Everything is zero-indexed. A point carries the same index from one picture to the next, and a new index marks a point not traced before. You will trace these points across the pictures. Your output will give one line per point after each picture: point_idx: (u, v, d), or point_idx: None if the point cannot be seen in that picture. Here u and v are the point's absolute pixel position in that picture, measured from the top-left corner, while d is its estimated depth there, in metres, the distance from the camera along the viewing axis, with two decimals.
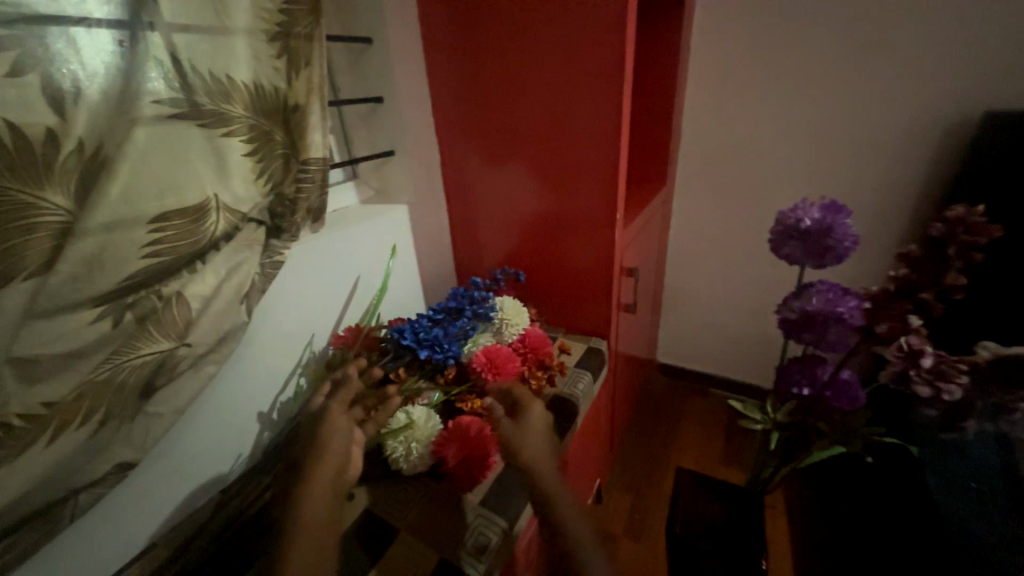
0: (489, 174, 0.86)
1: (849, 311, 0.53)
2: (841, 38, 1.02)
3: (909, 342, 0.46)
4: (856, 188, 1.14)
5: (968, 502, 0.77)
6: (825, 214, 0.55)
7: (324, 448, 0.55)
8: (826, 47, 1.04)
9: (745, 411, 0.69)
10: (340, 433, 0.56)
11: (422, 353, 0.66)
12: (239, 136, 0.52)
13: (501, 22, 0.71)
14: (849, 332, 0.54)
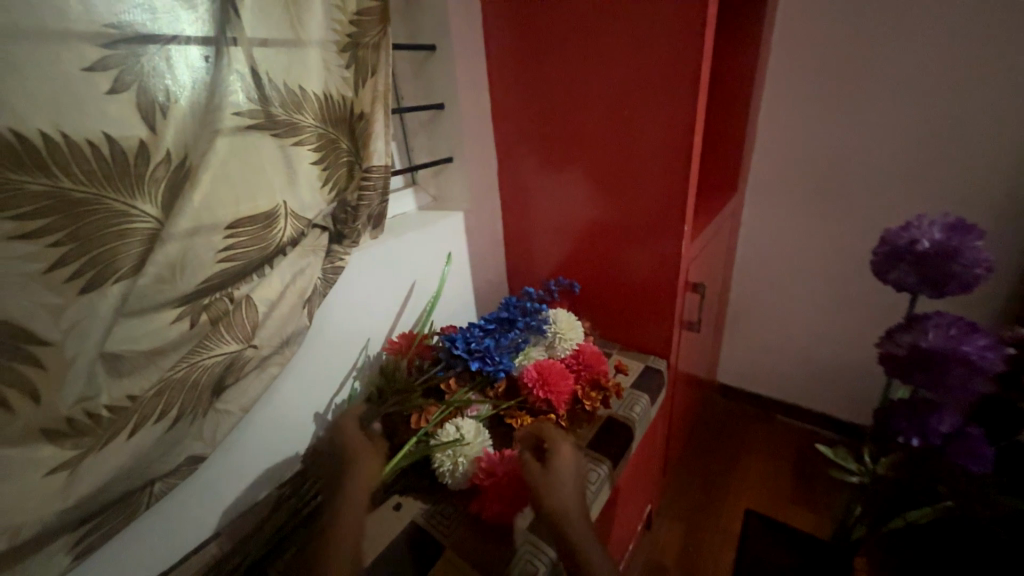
0: (548, 178, 0.83)
1: (977, 351, 0.46)
2: (958, 25, 0.89)
3: None
4: (968, 200, 1.00)
5: None
6: (949, 235, 0.50)
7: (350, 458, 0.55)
8: (939, 38, 0.91)
9: (838, 460, 0.61)
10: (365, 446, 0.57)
11: (473, 365, 0.65)
12: (308, 145, 0.54)
13: (566, 20, 0.68)
14: (975, 374, 0.47)
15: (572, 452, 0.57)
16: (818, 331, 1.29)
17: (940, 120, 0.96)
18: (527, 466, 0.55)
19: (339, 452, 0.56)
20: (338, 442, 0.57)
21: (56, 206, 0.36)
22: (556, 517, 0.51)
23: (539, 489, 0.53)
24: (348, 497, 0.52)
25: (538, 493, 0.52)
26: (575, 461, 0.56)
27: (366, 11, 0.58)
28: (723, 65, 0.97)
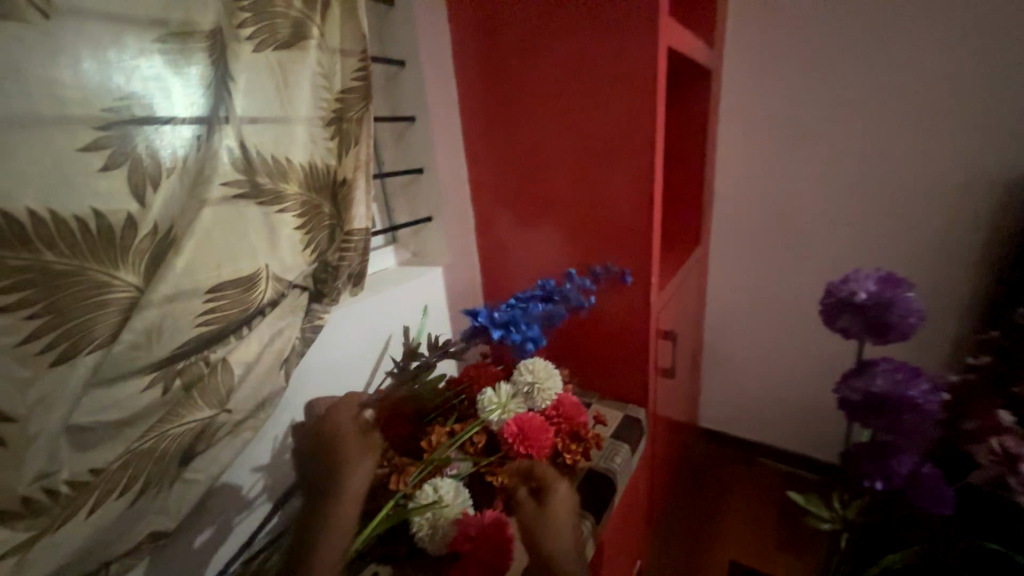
0: (522, 234, 0.87)
1: (922, 397, 0.49)
2: (874, 99, 1.05)
3: (1004, 445, 0.49)
4: (905, 244, 1.12)
5: None
6: (883, 286, 0.51)
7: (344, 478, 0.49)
8: (859, 109, 1.08)
9: (809, 506, 0.60)
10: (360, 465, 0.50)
11: (496, 334, 0.63)
12: (291, 212, 0.56)
13: (533, 94, 0.76)
14: (924, 419, 0.50)
15: (567, 495, 0.55)
16: (787, 371, 1.35)
17: (871, 176, 1.11)
18: (521, 507, 0.54)
19: (328, 442, 0.52)
20: (327, 431, 0.53)
21: (38, 279, 0.37)
22: (553, 563, 0.48)
23: (535, 531, 0.51)
24: (334, 493, 0.48)
25: (533, 535, 0.51)
26: (570, 504, 0.54)
27: (351, 89, 0.63)
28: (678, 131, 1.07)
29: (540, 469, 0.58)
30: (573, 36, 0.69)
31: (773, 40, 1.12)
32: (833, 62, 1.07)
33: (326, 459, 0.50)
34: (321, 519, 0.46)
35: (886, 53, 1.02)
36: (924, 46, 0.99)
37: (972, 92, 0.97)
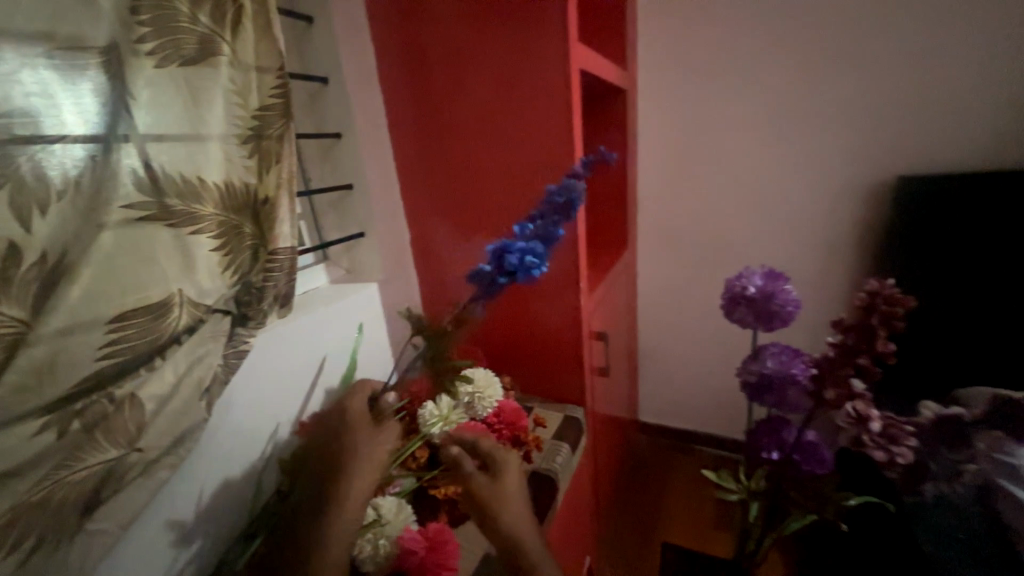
0: (460, 247, 0.89)
1: (802, 374, 0.55)
2: (759, 121, 1.26)
3: (857, 407, 0.44)
4: (790, 244, 1.35)
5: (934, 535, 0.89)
6: (767, 281, 0.57)
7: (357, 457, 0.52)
8: (746, 128, 1.28)
9: (719, 480, 0.65)
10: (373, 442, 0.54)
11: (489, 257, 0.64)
12: (208, 234, 0.53)
13: (460, 111, 0.78)
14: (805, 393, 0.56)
15: (516, 472, 0.58)
16: (711, 361, 1.51)
17: (763, 186, 1.31)
18: (474, 481, 0.56)
19: (344, 430, 0.55)
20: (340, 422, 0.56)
21: None
22: (511, 534, 0.51)
23: (490, 503, 0.53)
24: (346, 476, 0.50)
25: (489, 508, 0.53)
26: (519, 481, 0.57)
27: (270, 107, 0.61)
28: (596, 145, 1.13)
29: (489, 447, 0.61)
30: (494, 58, 0.73)
31: (676, 69, 1.29)
32: (723, 88, 1.26)
33: (336, 446, 0.53)
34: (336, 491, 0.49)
35: (762, 82, 1.23)
36: (789, 78, 1.21)
37: (825, 117, 1.21)
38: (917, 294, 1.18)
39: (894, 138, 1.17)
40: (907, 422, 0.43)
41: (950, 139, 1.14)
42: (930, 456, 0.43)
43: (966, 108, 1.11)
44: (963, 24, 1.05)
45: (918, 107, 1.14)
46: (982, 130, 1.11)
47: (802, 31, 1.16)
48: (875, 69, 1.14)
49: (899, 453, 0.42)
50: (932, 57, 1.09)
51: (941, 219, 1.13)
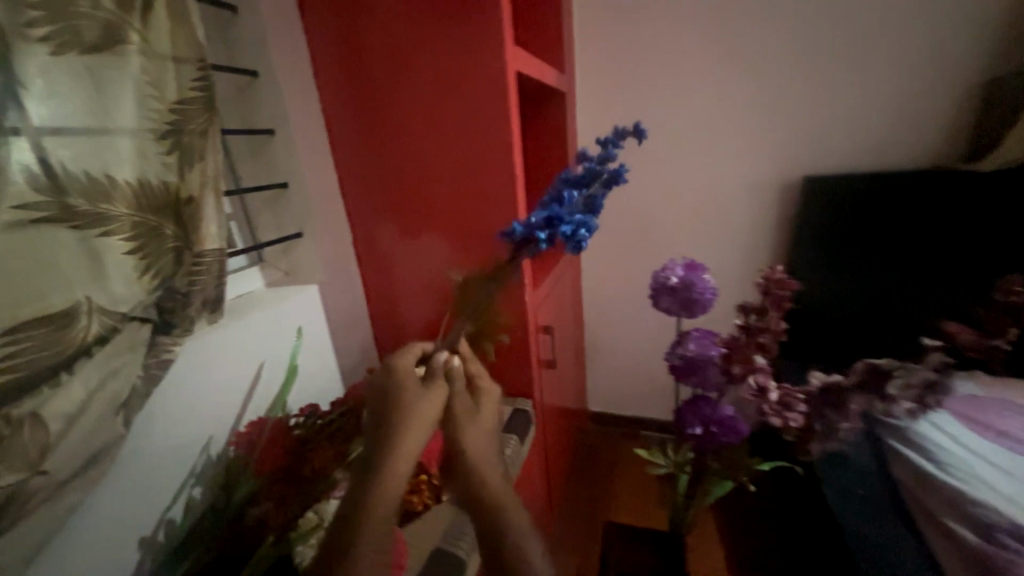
0: (408, 246, 0.88)
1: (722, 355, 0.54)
2: (687, 124, 1.35)
3: (757, 381, 0.49)
4: (721, 239, 1.44)
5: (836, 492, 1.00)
6: (687, 271, 0.59)
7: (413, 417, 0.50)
8: (677, 131, 1.35)
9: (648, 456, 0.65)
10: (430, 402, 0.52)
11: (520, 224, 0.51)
12: (120, 235, 0.48)
13: (403, 106, 0.77)
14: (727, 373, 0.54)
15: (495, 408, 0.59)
16: (654, 351, 1.59)
17: (694, 185, 1.40)
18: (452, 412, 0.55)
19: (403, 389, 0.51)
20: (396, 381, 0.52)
21: None
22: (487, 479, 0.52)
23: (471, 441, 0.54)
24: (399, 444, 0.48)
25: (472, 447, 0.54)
26: (496, 420, 0.58)
27: (190, 100, 0.57)
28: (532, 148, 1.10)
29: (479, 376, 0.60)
30: (436, 59, 0.73)
31: (611, 73, 1.35)
32: (656, 92, 1.33)
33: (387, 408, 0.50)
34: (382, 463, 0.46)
35: (689, 88, 1.31)
36: (713, 84, 1.29)
37: (746, 122, 1.31)
38: (826, 282, 1.32)
39: (804, 140, 1.29)
40: (798, 390, 0.49)
41: (852, 143, 1.26)
42: (818, 416, 0.47)
43: (863, 115, 1.23)
44: (858, 39, 1.17)
45: (823, 112, 1.25)
46: (878, 132, 1.23)
47: (722, 40, 1.24)
48: (785, 77, 1.24)
49: (791, 417, 0.47)
50: (835, 68, 1.21)
51: (843, 214, 1.26)
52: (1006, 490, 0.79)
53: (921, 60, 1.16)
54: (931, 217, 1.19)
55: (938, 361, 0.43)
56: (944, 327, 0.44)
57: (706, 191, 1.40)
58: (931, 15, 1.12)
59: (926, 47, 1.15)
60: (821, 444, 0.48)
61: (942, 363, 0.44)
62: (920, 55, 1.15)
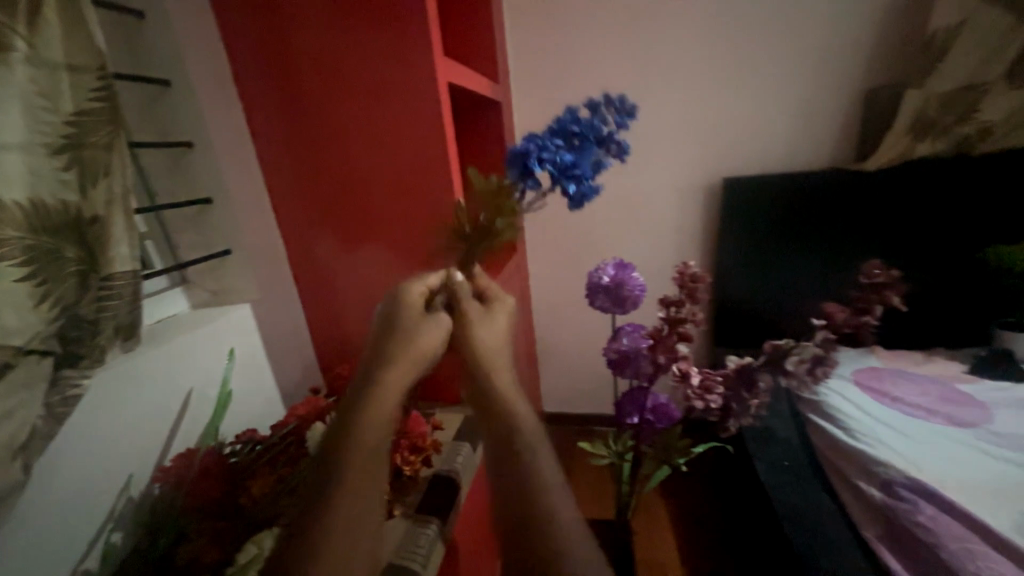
0: (347, 257, 0.84)
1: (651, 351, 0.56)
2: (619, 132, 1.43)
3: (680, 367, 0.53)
4: (657, 239, 1.53)
5: (765, 463, 1.09)
6: (617, 270, 0.63)
7: (414, 337, 0.53)
8: None
9: (590, 448, 0.67)
10: (429, 327, 0.54)
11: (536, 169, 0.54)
12: (9, 261, 0.43)
13: (331, 110, 0.74)
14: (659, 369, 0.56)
15: (508, 317, 0.60)
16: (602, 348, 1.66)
17: (629, 188, 1.48)
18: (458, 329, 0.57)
19: (410, 310, 0.55)
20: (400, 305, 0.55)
21: None
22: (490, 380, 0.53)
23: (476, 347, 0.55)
24: (403, 357, 0.52)
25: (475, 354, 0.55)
26: (507, 327, 0.59)
27: (91, 112, 0.53)
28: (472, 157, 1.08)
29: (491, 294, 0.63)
30: (367, 71, 0.72)
31: (545, 83, 1.40)
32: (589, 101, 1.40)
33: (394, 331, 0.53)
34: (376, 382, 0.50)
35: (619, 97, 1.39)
36: (640, 94, 1.38)
37: (672, 128, 1.40)
38: (750, 274, 1.44)
39: (724, 144, 1.40)
40: (717, 373, 0.54)
41: (765, 147, 1.39)
42: (733, 396, 0.52)
43: (772, 122, 1.36)
44: (763, 52, 1.30)
45: (740, 119, 1.37)
46: (786, 137, 1.37)
47: (646, 53, 1.33)
48: (703, 87, 1.35)
49: (711, 399, 0.52)
50: (745, 77, 1.32)
51: (761, 209, 1.38)
52: (899, 448, 0.90)
53: (815, 71, 1.30)
54: (832, 212, 1.34)
55: (823, 338, 0.49)
56: (823, 309, 0.50)
57: (641, 193, 1.48)
58: (821, 33, 1.26)
59: (818, 60, 1.29)
60: (737, 422, 0.52)
61: (826, 339, 0.49)
62: (816, 67, 1.30)
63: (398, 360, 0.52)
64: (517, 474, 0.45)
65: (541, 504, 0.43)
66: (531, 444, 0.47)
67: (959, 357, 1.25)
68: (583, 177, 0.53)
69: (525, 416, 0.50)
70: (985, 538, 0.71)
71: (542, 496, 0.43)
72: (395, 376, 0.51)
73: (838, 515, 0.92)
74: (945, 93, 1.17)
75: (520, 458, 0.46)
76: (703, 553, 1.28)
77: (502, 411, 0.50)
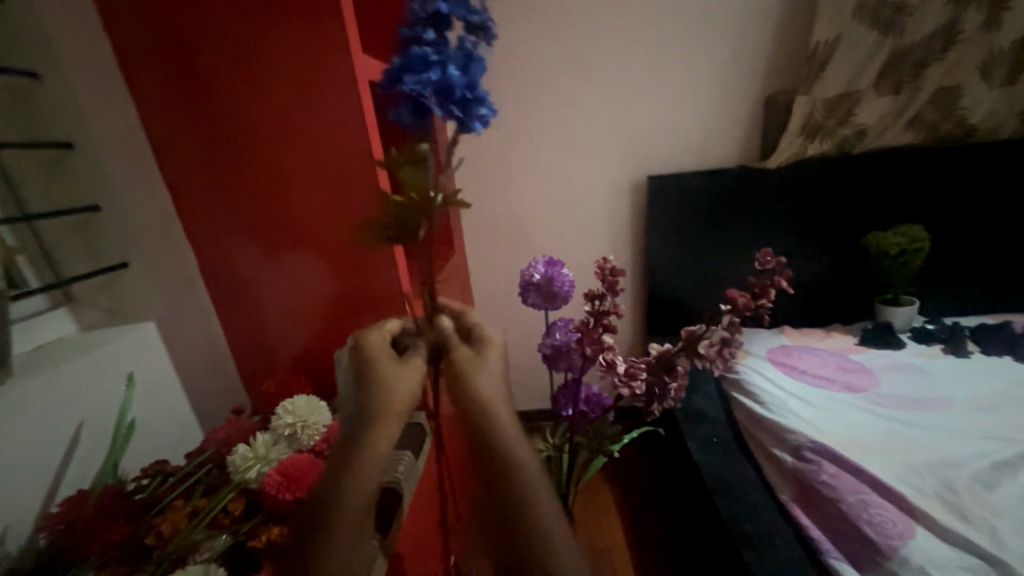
0: (270, 268, 0.76)
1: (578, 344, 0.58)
2: (550, 133, 1.47)
3: (607, 357, 0.55)
4: (592, 235, 1.58)
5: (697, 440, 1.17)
6: (547, 267, 0.64)
7: (388, 389, 0.45)
8: (543, 138, 1.47)
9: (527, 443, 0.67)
10: (405, 376, 0.47)
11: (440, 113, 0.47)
12: None
13: (246, 105, 0.67)
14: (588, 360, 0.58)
15: (502, 358, 0.50)
16: None
17: (563, 187, 1.53)
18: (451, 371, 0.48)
19: (382, 351, 0.48)
20: (367, 345, 0.49)
21: None
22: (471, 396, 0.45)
23: (462, 382, 0.46)
24: (377, 407, 0.44)
25: (462, 385, 0.46)
26: (503, 373, 0.48)
27: None
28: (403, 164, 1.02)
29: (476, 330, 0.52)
30: (282, 64, 0.65)
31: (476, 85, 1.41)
32: (519, 103, 1.44)
33: (362, 375, 0.47)
34: (350, 446, 0.44)
35: (549, 100, 1.44)
36: (568, 96, 1.43)
37: (599, 129, 1.46)
38: (677, 265, 1.53)
39: (647, 143, 1.48)
40: (641, 361, 0.56)
41: (684, 146, 1.49)
42: (656, 381, 0.55)
43: (689, 123, 1.46)
44: (678, 57, 1.39)
45: (660, 120, 1.46)
46: (701, 136, 1.47)
47: (570, 57, 1.39)
48: (625, 90, 1.43)
49: (636, 385, 0.55)
50: (663, 81, 1.42)
51: (684, 203, 1.47)
52: (806, 416, 1.00)
53: (724, 76, 1.41)
54: (745, 206, 1.46)
55: (729, 321, 0.53)
56: (728, 294, 0.53)
57: (575, 191, 1.53)
58: (726, 42, 1.38)
59: (725, 66, 1.41)
60: (661, 404, 0.55)
61: (731, 322, 0.53)
62: (723, 73, 1.41)
63: (372, 408, 0.44)
64: (514, 519, 0.40)
65: (541, 549, 0.39)
66: (529, 479, 0.41)
67: (852, 332, 1.41)
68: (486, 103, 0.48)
69: (521, 446, 0.43)
70: (876, 489, 0.81)
71: (541, 540, 0.39)
72: (372, 439, 0.44)
73: (759, 482, 1.01)
74: (828, 98, 1.33)
75: (515, 500, 0.40)
76: (647, 531, 1.34)
77: (493, 444, 0.43)
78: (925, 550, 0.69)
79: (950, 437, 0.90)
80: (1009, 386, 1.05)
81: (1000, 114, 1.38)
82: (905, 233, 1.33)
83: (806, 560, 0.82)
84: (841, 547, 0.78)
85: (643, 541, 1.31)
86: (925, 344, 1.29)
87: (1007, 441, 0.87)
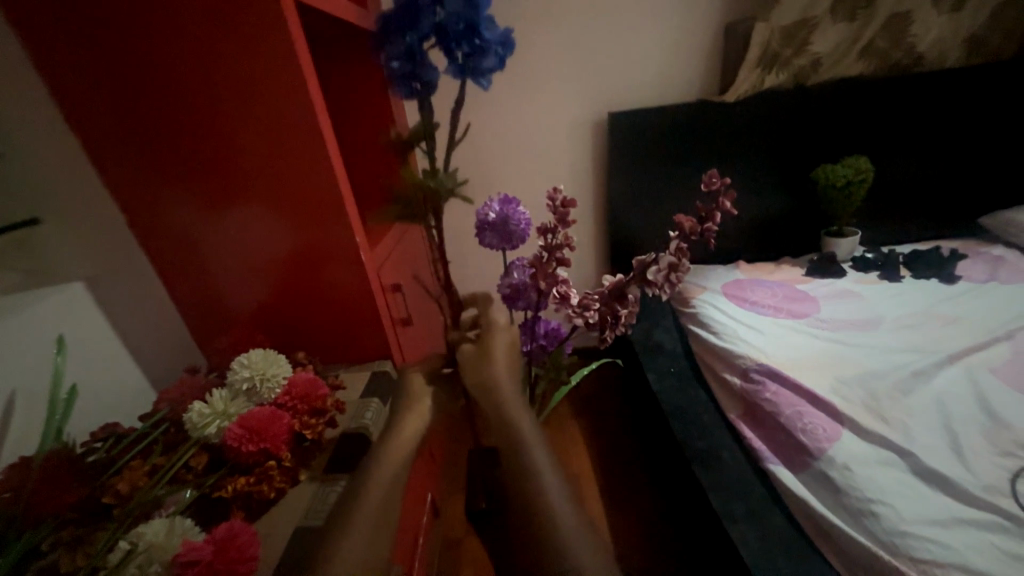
0: (214, 224, 0.70)
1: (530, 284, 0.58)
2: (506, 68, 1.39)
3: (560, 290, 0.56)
4: (553, 177, 1.55)
5: (655, 369, 1.24)
6: (502, 206, 0.63)
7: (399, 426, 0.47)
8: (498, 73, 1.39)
9: None
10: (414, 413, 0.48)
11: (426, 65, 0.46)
12: None
13: (156, 37, 0.59)
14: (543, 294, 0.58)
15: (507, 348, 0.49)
16: None
17: (523, 127, 1.47)
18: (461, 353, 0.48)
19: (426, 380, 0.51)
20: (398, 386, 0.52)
21: None
22: (483, 382, 0.45)
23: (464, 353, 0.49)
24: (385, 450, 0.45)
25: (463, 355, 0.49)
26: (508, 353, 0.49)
27: None
28: (352, 103, 0.95)
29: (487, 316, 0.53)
30: None
31: None
32: None
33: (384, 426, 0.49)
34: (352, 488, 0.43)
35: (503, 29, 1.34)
36: (523, 25, 1.34)
37: (557, 63, 1.39)
38: (640, 204, 1.54)
39: (608, 77, 1.43)
40: (595, 292, 0.58)
41: (645, 80, 1.44)
42: (609, 309, 0.57)
43: (650, 54, 1.41)
44: None
45: (620, 52, 1.40)
46: (662, 70, 1.43)
47: None
48: (582, 19, 1.35)
49: (589, 314, 0.56)
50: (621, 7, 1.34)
51: (645, 141, 1.45)
52: (754, 342, 1.07)
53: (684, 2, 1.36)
54: (704, 142, 1.46)
55: (675, 247, 0.54)
56: (675, 220, 0.53)
57: (535, 130, 1.48)
58: None
59: None
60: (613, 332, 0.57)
61: (678, 248, 0.54)
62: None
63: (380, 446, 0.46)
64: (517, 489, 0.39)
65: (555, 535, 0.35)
66: (543, 474, 0.39)
67: (799, 263, 1.49)
68: (492, 47, 0.46)
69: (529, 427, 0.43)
70: (810, 401, 0.89)
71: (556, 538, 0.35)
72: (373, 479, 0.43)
73: (708, 403, 1.10)
74: (785, 26, 1.31)
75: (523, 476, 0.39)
76: (613, 453, 1.45)
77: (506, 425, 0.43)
78: (848, 450, 0.78)
79: (878, 352, 0.99)
80: (932, 304, 1.15)
81: (944, 42, 1.41)
82: (852, 165, 1.38)
83: (750, 469, 0.91)
84: (777, 453, 0.88)
85: (608, 462, 1.41)
86: (862, 271, 1.38)
87: (924, 353, 0.96)
